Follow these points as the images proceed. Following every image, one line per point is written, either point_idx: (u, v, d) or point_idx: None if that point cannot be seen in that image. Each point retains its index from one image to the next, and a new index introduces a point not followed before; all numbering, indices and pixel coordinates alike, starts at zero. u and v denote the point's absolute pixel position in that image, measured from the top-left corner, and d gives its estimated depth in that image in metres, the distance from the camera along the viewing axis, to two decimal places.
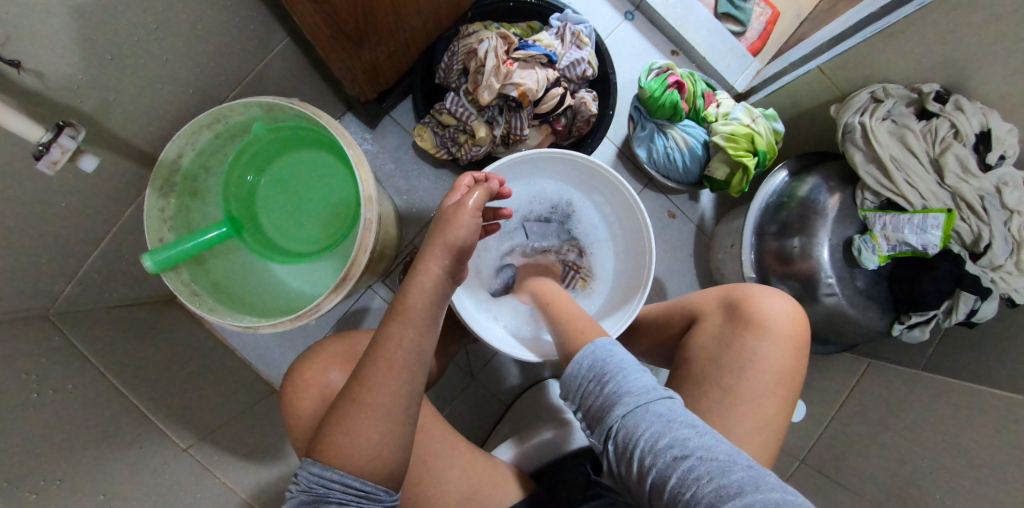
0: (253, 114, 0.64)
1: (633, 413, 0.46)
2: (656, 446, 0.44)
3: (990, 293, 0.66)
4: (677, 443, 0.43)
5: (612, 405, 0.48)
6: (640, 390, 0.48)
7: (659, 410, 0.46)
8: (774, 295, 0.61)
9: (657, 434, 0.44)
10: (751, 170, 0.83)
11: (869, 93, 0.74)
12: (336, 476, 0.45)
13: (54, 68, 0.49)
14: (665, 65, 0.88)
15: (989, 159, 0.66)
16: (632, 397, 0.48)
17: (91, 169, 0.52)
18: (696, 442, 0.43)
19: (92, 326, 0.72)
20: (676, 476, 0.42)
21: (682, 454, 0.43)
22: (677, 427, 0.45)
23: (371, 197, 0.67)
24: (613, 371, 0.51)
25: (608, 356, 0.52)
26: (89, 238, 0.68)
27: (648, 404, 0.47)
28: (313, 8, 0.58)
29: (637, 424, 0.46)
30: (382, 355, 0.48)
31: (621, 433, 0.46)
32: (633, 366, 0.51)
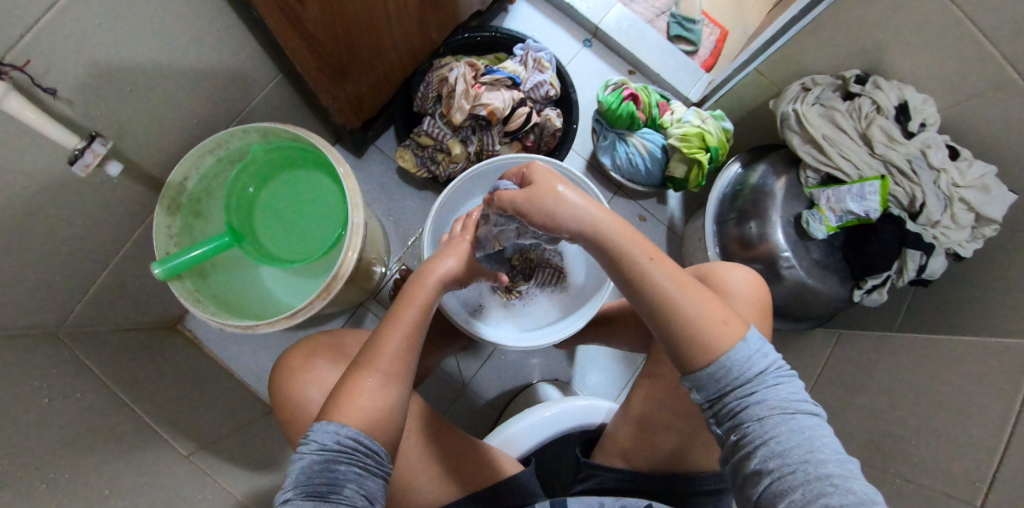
0: (251, 139, 0.73)
1: (779, 418, 0.43)
2: (789, 456, 0.41)
3: (934, 248, 0.71)
4: (814, 458, 0.40)
5: (750, 399, 0.45)
6: (786, 398, 0.44)
7: (806, 422, 0.43)
8: (736, 268, 0.64)
9: (799, 446, 0.41)
10: (705, 165, 0.92)
11: (799, 84, 0.82)
12: (349, 434, 0.49)
13: (82, 97, 0.58)
14: (620, 81, 0.98)
15: (910, 127, 0.73)
16: (783, 404, 0.44)
17: (116, 173, 0.64)
18: (835, 466, 0.40)
19: (101, 344, 0.78)
20: (804, 492, 0.39)
21: (822, 474, 0.39)
22: (822, 447, 0.42)
23: (358, 204, 0.74)
24: (765, 366, 0.47)
25: (758, 350, 0.47)
26: (102, 258, 0.75)
27: (792, 414, 0.44)
28: (301, 42, 0.68)
29: (777, 429, 0.43)
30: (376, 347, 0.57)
31: (751, 431, 0.43)
32: (782, 364, 0.47)
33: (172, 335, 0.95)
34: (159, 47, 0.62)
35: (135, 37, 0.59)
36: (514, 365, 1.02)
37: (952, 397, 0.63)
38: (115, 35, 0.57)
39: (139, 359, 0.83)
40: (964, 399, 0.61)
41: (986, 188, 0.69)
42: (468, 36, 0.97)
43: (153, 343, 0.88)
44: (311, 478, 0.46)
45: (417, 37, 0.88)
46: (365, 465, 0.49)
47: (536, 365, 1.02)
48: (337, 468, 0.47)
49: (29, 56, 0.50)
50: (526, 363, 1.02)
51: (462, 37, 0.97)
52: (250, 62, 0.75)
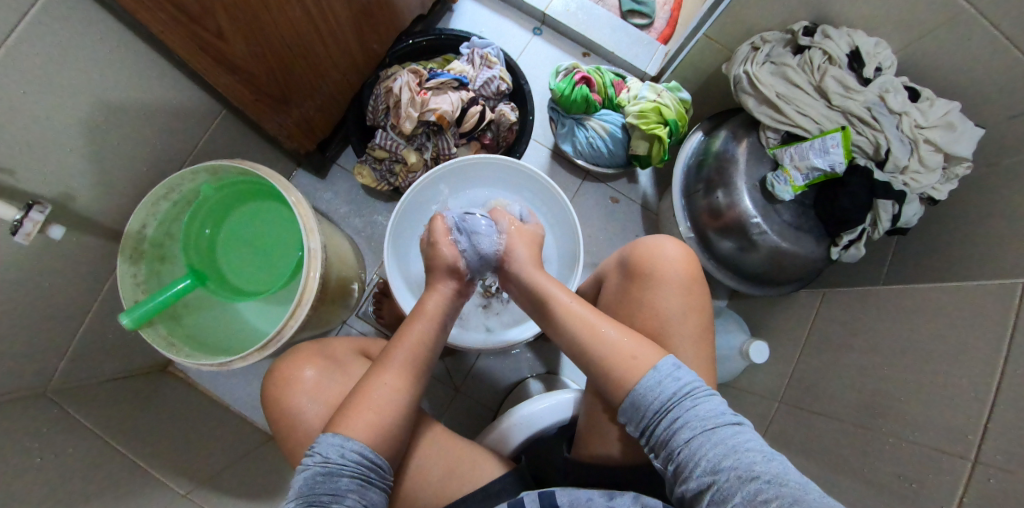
0: (203, 178, 0.73)
1: (703, 435, 0.44)
2: (721, 468, 0.42)
3: (905, 195, 0.68)
4: (741, 466, 0.41)
5: (674, 422, 0.46)
6: (704, 413, 0.46)
7: (728, 432, 0.44)
8: (662, 242, 0.62)
9: (726, 457, 0.42)
10: (666, 139, 0.88)
11: (748, 45, 0.79)
12: (353, 447, 0.51)
13: (22, 163, 0.59)
14: (570, 66, 0.95)
15: (865, 73, 0.70)
16: (701, 419, 0.45)
17: (60, 236, 0.61)
18: (765, 465, 0.40)
19: (87, 397, 0.79)
20: (743, 496, 0.39)
21: (752, 477, 0.40)
22: (747, 452, 0.42)
23: (312, 229, 0.73)
24: (679, 388, 0.48)
25: (672, 373, 0.50)
26: (71, 315, 0.76)
27: (714, 429, 0.44)
28: (232, 77, 0.69)
29: (704, 447, 0.43)
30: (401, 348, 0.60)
31: (681, 455, 0.45)
32: (697, 385, 0.48)
33: (162, 378, 0.96)
34: (91, 102, 0.63)
35: (64, 94, 0.59)
36: (504, 363, 1.01)
37: (939, 346, 0.60)
38: (42, 99, 0.57)
39: (129, 406, 0.84)
40: (950, 347, 0.59)
41: (951, 126, 0.66)
42: (413, 42, 0.96)
43: (144, 389, 0.90)
44: (314, 488, 0.48)
45: (358, 50, 0.88)
46: (367, 478, 0.51)
47: (524, 361, 1.01)
48: (340, 480, 0.49)
49: None
50: (516, 360, 1.01)
51: (408, 43, 0.96)
52: (191, 102, 0.76)
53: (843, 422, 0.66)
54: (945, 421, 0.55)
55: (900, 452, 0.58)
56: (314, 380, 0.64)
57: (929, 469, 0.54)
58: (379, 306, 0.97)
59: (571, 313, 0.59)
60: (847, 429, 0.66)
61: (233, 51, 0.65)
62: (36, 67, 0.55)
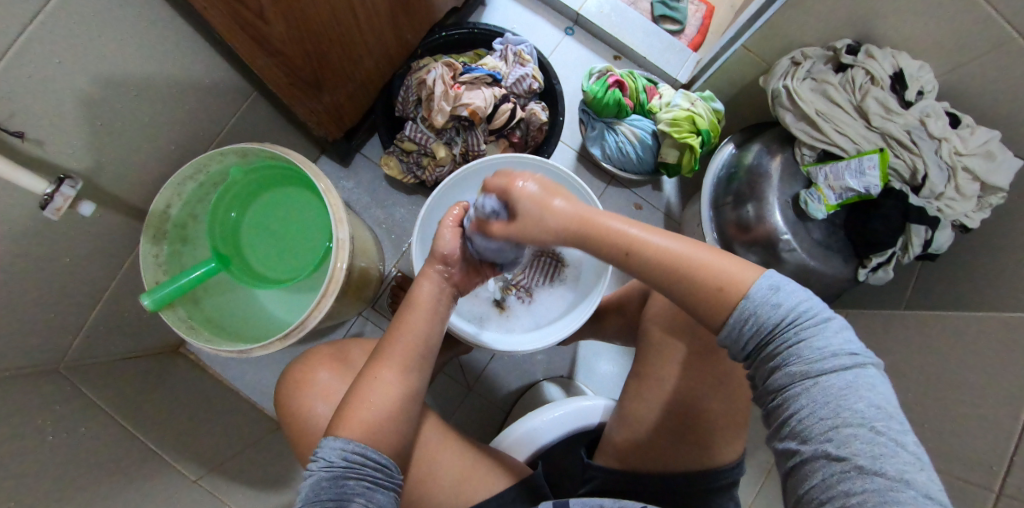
0: (230, 160, 0.71)
1: (799, 388, 0.40)
2: (812, 435, 0.38)
3: (939, 221, 0.69)
4: (836, 438, 0.37)
5: (774, 362, 0.42)
6: (807, 360, 0.40)
7: (833, 387, 0.38)
8: None
9: (820, 422, 0.38)
10: (697, 148, 0.88)
11: (789, 59, 0.78)
12: (356, 449, 0.49)
13: (52, 135, 0.57)
14: (604, 69, 0.95)
15: (908, 96, 0.70)
16: (800, 367, 0.40)
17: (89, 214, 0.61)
18: (863, 444, 0.35)
19: (101, 376, 0.78)
20: (825, 476, 0.36)
21: (844, 457, 0.36)
22: (851, 419, 0.37)
23: (341, 219, 0.73)
24: (781, 321, 0.42)
25: (775, 304, 0.43)
26: (91, 292, 0.75)
27: (816, 381, 0.39)
28: (270, 60, 0.67)
29: (797, 401, 0.39)
30: (396, 338, 0.58)
31: (775, 402, 0.41)
32: (805, 322, 0.41)
33: (174, 359, 0.95)
34: (125, 76, 0.61)
35: (100, 68, 0.58)
36: (518, 364, 1.01)
37: (967, 376, 0.61)
38: (77, 70, 0.56)
39: (141, 386, 0.83)
40: (978, 378, 0.59)
41: (990, 155, 0.67)
42: (444, 35, 0.95)
43: (155, 369, 0.89)
44: (320, 493, 0.45)
45: (392, 40, 0.87)
46: (374, 479, 0.49)
47: (538, 362, 1.01)
48: (347, 482, 0.47)
49: None
50: (530, 361, 1.01)
51: (439, 36, 0.95)
52: (224, 82, 0.74)
53: None
54: (972, 450, 0.56)
55: None
56: (327, 382, 0.62)
57: None
58: (396, 298, 0.96)
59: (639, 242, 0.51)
60: None
61: (273, 33, 0.64)
62: (75, 38, 0.54)
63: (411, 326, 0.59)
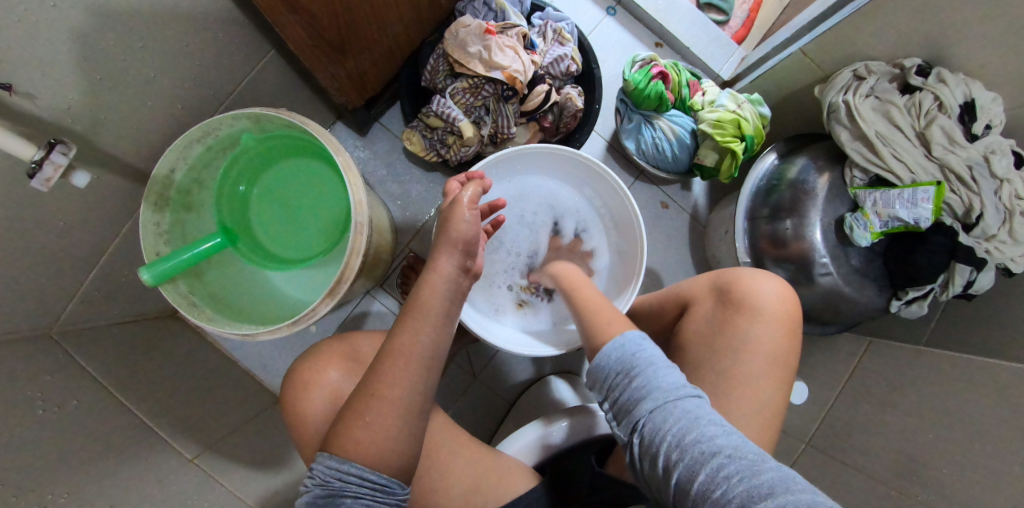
0: (243, 125, 0.65)
1: (664, 408, 0.43)
2: (684, 442, 0.40)
3: (986, 263, 0.66)
4: (702, 439, 0.40)
5: (639, 393, 0.45)
6: (667, 384, 0.45)
7: (686, 404, 0.43)
8: (766, 277, 0.62)
9: (685, 431, 0.41)
10: (739, 155, 0.83)
11: (851, 71, 0.73)
12: (351, 470, 0.46)
13: (45, 87, 0.50)
14: (648, 57, 0.88)
15: (975, 129, 0.65)
16: (658, 391, 0.45)
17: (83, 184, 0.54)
18: (722, 437, 0.40)
19: (94, 343, 0.73)
20: (706, 471, 0.38)
21: (712, 452, 0.39)
22: (707, 425, 0.42)
23: (360, 200, 0.66)
24: (638, 355, 0.48)
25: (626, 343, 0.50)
26: (84, 256, 0.69)
27: (677, 400, 0.43)
28: (295, 18, 0.60)
29: (664, 418, 0.42)
30: (396, 349, 0.50)
31: (647, 426, 0.43)
32: (656, 355, 0.48)
33: (171, 324, 0.90)
34: (131, 25, 0.54)
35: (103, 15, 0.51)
36: (526, 357, 0.99)
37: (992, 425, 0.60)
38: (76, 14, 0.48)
39: (137, 355, 0.79)
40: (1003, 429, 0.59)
41: None
42: None
43: (152, 336, 0.84)
44: None
45: (425, 3, 0.79)
46: (373, 497, 0.46)
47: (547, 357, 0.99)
48: (342, 502, 0.45)
49: None
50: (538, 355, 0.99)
51: None
52: (240, 37, 0.67)
53: (879, 481, 0.68)
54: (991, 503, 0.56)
55: None
56: (337, 384, 0.59)
57: None
58: (406, 279, 0.92)
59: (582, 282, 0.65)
60: (881, 489, 0.67)
61: None
62: None
63: (414, 336, 0.50)
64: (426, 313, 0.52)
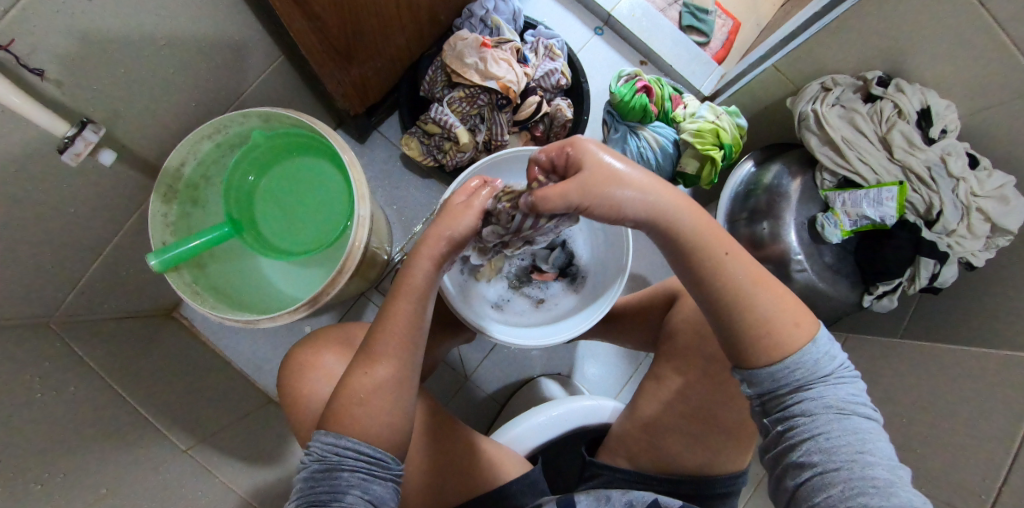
0: (253, 123, 0.69)
1: (833, 418, 0.44)
2: (839, 457, 0.42)
3: (948, 256, 0.71)
4: (861, 461, 0.41)
5: (806, 395, 0.45)
6: (844, 398, 0.45)
7: (860, 424, 0.44)
8: None
9: (848, 447, 0.42)
10: (718, 162, 0.90)
11: (819, 84, 0.79)
12: (347, 444, 0.47)
13: (71, 77, 0.54)
14: (633, 73, 0.95)
15: (931, 133, 0.71)
16: (829, 403, 0.44)
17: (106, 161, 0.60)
18: (883, 469, 0.41)
19: (91, 335, 0.75)
20: (846, 489, 0.40)
21: (867, 477, 0.40)
22: (873, 452, 0.42)
23: (364, 195, 0.70)
24: (825, 364, 0.46)
25: (819, 348, 0.47)
26: (92, 247, 0.72)
27: (848, 416, 0.44)
28: (308, 23, 0.65)
29: (829, 427, 0.43)
30: (382, 333, 0.52)
31: (805, 428, 0.44)
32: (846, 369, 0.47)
33: (166, 323, 0.92)
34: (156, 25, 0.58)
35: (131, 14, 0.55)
36: (517, 358, 1.01)
37: (959, 407, 0.64)
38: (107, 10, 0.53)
39: (133, 349, 0.80)
40: (970, 410, 0.62)
41: (1004, 199, 0.69)
42: None
43: (147, 333, 0.86)
44: (313, 485, 0.45)
45: (426, 18, 0.85)
46: (370, 470, 0.46)
47: (537, 359, 1.01)
48: (339, 475, 0.45)
49: (12, 35, 0.46)
50: (528, 357, 1.01)
51: None
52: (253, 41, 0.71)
53: None
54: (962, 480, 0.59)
55: None
56: (332, 369, 0.60)
57: None
58: None
59: (737, 249, 0.50)
60: None
61: (315, 2, 0.62)
62: None
63: (398, 322, 0.51)
64: (406, 293, 0.52)
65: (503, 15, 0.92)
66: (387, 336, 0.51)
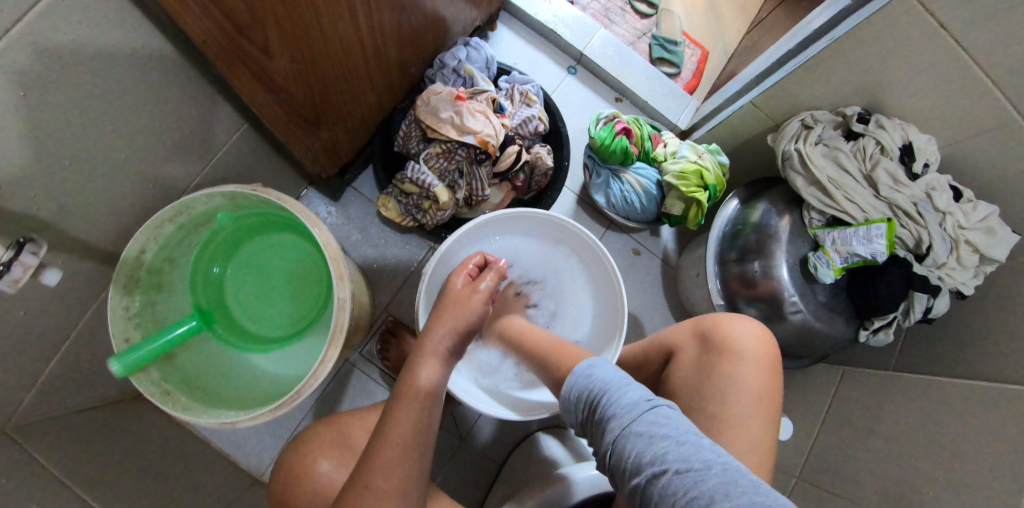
0: (216, 203, 0.65)
1: (618, 430, 0.46)
2: (635, 463, 0.43)
3: (939, 289, 0.70)
4: (657, 456, 0.42)
5: (606, 418, 0.48)
6: (624, 404, 0.47)
7: (647, 422, 0.45)
8: (743, 321, 0.64)
9: (640, 447, 0.43)
10: (704, 204, 0.88)
11: (799, 121, 0.79)
12: None
13: (9, 176, 0.49)
14: (611, 115, 0.94)
15: (915, 168, 0.71)
16: (618, 414, 0.47)
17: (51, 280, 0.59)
18: (672, 453, 0.42)
19: (57, 434, 0.68)
20: (663, 492, 0.41)
21: (662, 469, 0.41)
22: (660, 440, 0.43)
23: (342, 276, 0.66)
24: (605, 383, 0.51)
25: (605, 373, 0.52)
26: (45, 343, 0.66)
27: (629, 424, 0.46)
28: (271, 97, 0.61)
29: (628, 441, 0.44)
30: (385, 440, 0.48)
31: (610, 454, 0.45)
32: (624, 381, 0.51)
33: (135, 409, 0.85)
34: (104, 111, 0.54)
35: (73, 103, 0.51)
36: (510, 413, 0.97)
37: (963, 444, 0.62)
38: (46, 104, 0.48)
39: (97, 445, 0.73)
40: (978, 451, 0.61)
41: (990, 231, 0.69)
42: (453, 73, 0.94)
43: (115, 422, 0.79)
44: None
45: (397, 74, 0.83)
46: None
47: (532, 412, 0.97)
48: None
49: None
50: None
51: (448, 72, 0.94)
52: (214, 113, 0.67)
53: None
54: None
55: None
56: (327, 476, 0.55)
57: None
58: (386, 346, 0.91)
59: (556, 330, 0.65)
60: None
61: (277, 74, 0.59)
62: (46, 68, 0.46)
63: (401, 423, 0.49)
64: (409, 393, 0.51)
65: (476, 64, 0.90)
66: (392, 441, 0.48)
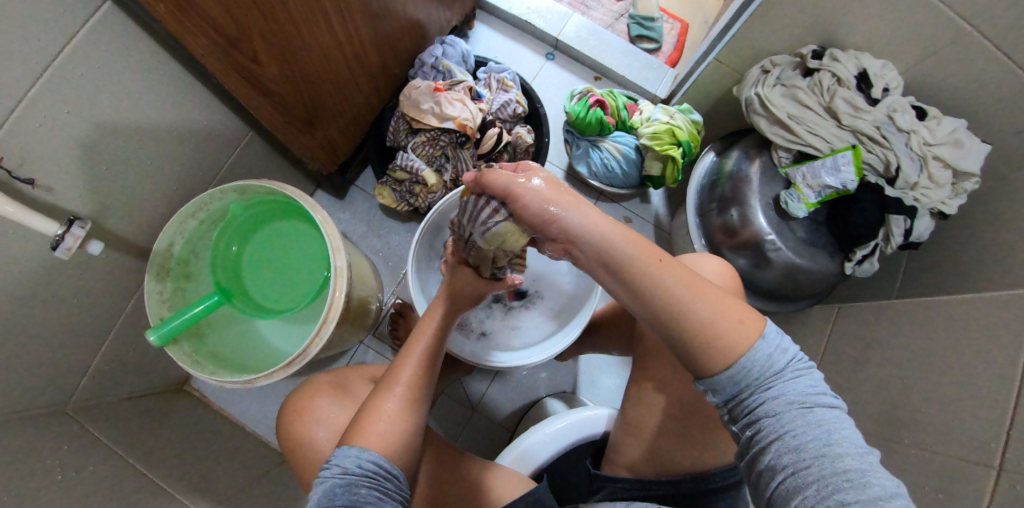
0: (230, 198, 0.75)
1: (794, 414, 0.40)
2: (792, 454, 0.39)
3: (917, 211, 0.71)
4: (827, 456, 0.37)
5: (765, 394, 0.42)
6: (802, 390, 0.41)
7: (826, 416, 0.40)
8: (703, 259, 0.64)
9: (815, 442, 0.38)
10: (679, 159, 0.92)
11: (759, 68, 0.82)
12: (369, 457, 0.48)
13: (57, 181, 0.59)
14: (584, 90, 0.99)
15: (874, 93, 0.73)
16: (807, 402, 0.41)
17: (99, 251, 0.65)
18: (847, 461, 0.37)
19: (105, 417, 0.78)
20: (819, 488, 0.36)
21: (833, 471, 0.37)
22: (840, 442, 0.38)
23: (338, 248, 0.75)
24: (782, 361, 0.43)
25: (772, 343, 0.44)
26: (94, 334, 0.76)
27: (810, 410, 0.40)
28: (265, 100, 0.71)
29: (795, 424, 0.40)
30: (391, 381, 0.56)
31: (766, 431, 0.40)
32: (801, 360, 0.44)
33: (178, 398, 0.96)
34: (134, 122, 0.65)
35: (106, 116, 0.62)
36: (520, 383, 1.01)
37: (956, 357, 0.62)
38: (85, 117, 0.60)
39: (148, 425, 0.83)
40: (966, 357, 0.61)
41: (958, 143, 0.70)
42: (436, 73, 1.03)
43: (164, 407, 0.90)
44: (333, 499, 0.44)
45: (382, 77, 0.93)
46: (384, 489, 0.47)
47: (541, 380, 1.02)
48: (358, 489, 0.45)
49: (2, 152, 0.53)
50: (530, 381, 1.01)
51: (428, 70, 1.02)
52: (224, 122, 0.78)
53: (866, 436, 0.68)
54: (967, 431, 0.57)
55: (924, 461, 0.59)
56: (328, 409, 0.62)
57: (959, 479, 0.55)
58: (396, 324, 0.97)
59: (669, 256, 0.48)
60: (871, 442, 0.67)
61: (270, 81, 0.69)
62: (85, 86, 0.58)
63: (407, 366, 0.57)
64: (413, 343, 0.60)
65: (453, 59, 0.98)
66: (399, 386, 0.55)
